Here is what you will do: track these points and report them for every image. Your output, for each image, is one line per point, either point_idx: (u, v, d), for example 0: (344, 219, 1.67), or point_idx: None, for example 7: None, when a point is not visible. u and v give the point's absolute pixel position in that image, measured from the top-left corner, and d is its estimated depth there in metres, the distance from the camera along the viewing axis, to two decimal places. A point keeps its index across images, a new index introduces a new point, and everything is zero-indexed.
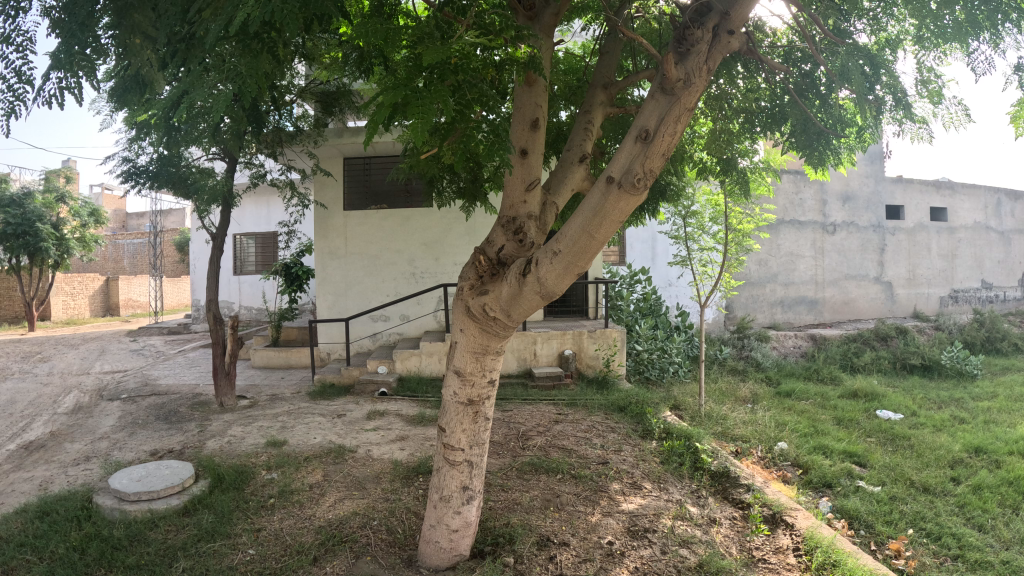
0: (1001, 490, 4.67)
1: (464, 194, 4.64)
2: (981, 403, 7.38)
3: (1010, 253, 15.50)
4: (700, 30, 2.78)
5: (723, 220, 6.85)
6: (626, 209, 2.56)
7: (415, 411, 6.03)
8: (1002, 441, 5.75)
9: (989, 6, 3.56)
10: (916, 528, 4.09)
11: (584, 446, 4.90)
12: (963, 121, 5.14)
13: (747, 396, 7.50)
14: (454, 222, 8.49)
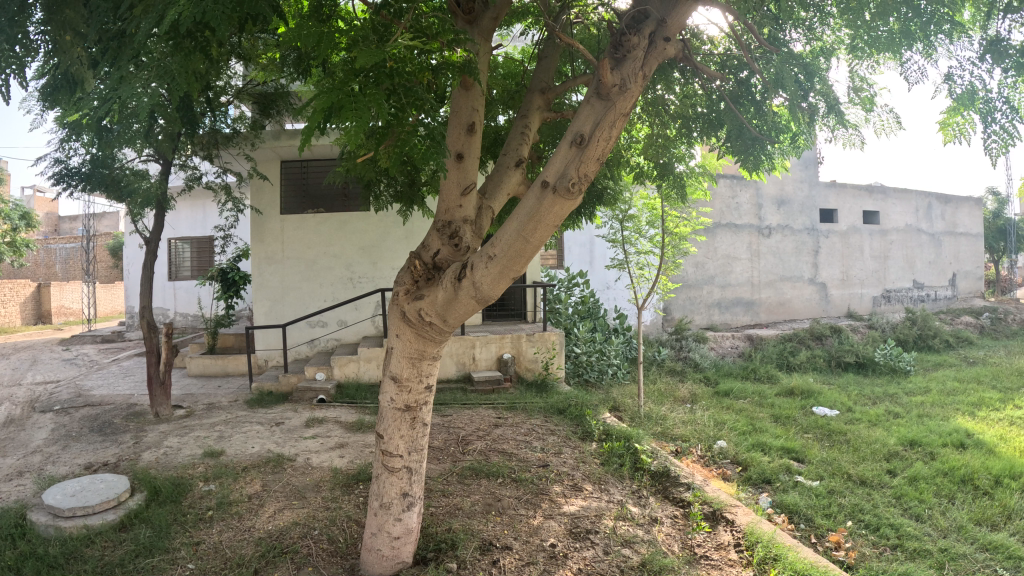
0: (935, 480, 4.85)
1: (402, 199, 4.60)
2: (913, 398, 7.67)
3: (940, 254, 16.18)
4: (636, 36, 2.81)
5: (660, 224, 6.93)
6: (561, 213, 2.58)
7: (355, 418, 5.94)
8: (933, 434, 5.97)
9: (922, 19, 3.64)
10: (855, 520, 4.22)
11: (524, 449, 4.90)
12: (895, 127, 5.34)
13: (685, 396, 7.63)
14: (392, 226, 8.45)
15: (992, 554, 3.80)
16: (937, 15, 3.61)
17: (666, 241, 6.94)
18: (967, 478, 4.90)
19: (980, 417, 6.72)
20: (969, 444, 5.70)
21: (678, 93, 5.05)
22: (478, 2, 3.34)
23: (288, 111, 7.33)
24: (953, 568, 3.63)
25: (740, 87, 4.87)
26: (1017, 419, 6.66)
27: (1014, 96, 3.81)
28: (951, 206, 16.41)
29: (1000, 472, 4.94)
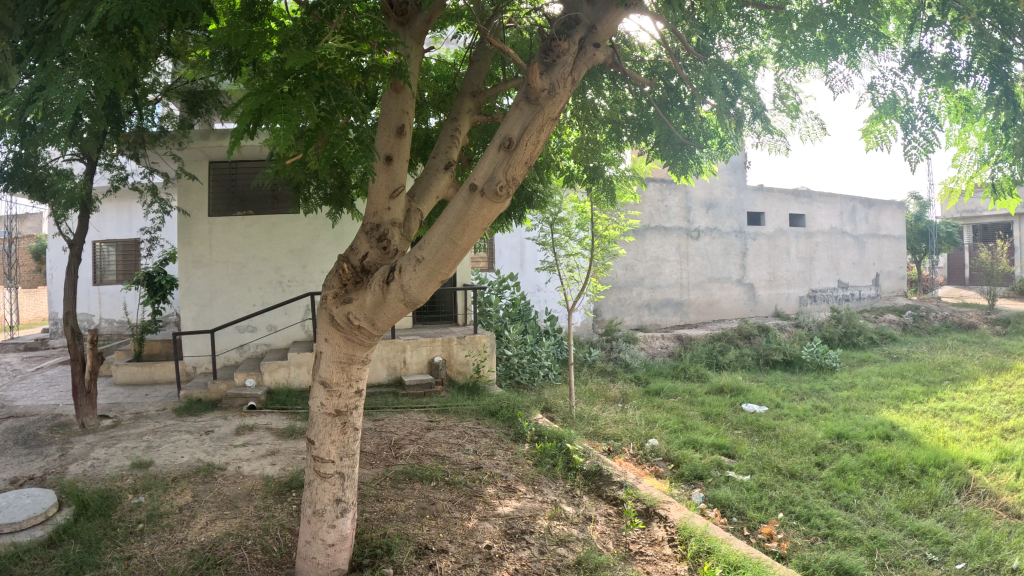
0: (862, 472, 5.04)
1: (331, 201, 4.53)
2: (839, 393, 7.96)
3: (864, 255, 16.84)
4: (567, 42, 2.88)
5: (589, 226, 7.02)
6: (489, 215, 2.61)
7: (286, 424, 5.83)
8: (861, 427, 6.20)
9: (849, 30, 3.80)
10: (786, 512, 4.35)
11: (457, 452, 4.89)
12: (818, 134, 5.56)
13: (617, 396, 7.75)
14: (321, 229, 8.34)
15: (920, 540, 3.98)
16: (861, 27, 3.79)
17: (595, 243, 7.04)
18: (894, 469, 5.11)
19: (905, 410, 7.01)
20: (893, 436, 5.95)
21: (608, 98, 5.19)
22: (411, 5, 3.33)
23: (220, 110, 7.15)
24: (883, 554, 3.78)
25: (668, 93, 4.96)
26: (938, 411, 6.98)
27: (933, 106, 4.01)
28: (875, 209, 17.12)
29: (925, 462, 5.16)
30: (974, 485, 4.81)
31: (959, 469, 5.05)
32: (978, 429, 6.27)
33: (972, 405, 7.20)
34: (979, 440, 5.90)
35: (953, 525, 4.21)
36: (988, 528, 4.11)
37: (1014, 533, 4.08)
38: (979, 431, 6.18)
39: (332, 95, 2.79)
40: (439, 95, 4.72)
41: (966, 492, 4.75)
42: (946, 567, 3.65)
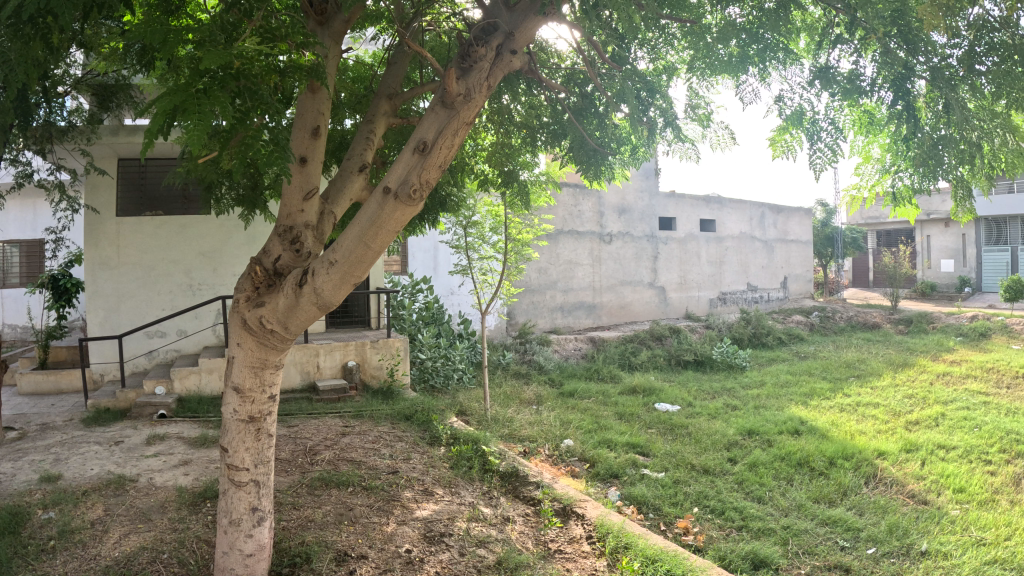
0: (772, 465, 5.23)
1: (243, 203, 4.47)
2: (749, 391, 8.25)
3: (772, 259, 17.64)
4: (484, 48, 3.00)
5: (503, 230, 7.07)
6: (403, 217, 2.68)
7: (200, 432, 5.67)
8: (771, 423, 6.44)
9: (761, 46, 3.97)
10: (700, 506, 4.48)
11: (373, 457, 4.85)
12: (727, 140, 6.01)
13: (531, 398, 7.81)
14: (233, 231, 8.21)
15: (832, 528, 4.16)
16: (771, 43, 3.98)
17: (509, 247, 7.08)
18: (803, 462, 5.32)
19: (813, 406, 7.33)
20: (802, 431, 6.21)
21: (523, 104, 5.26)
22: (331, 5, 3.39)
23: (133, 108, 6.83)
24: (797, 543, 3.93)
25: (583, 101, 5.15)
26: (844, 406, 7.31)
27: (840, 119, 4.17)
28: (783, 215, 17.97)
29: (833, 455, 5.41)
30: (879, 475, 5.07)
31: (865, 460, 5.33)
32: (882, 423, 6.61)
33: (877, 399, 7.60)
34: (884, 432, 6.22)
35: (862, 513, 4.41)
36: (895, 514, 4.34)
37: (921, 517, 4.32)
38: (883, 424, 6.51)
39: (247, 95, 2.77)
40: (355, 97, 4.74)
41: (873, 481, 4.99)
42: (858, 553, 3.83)
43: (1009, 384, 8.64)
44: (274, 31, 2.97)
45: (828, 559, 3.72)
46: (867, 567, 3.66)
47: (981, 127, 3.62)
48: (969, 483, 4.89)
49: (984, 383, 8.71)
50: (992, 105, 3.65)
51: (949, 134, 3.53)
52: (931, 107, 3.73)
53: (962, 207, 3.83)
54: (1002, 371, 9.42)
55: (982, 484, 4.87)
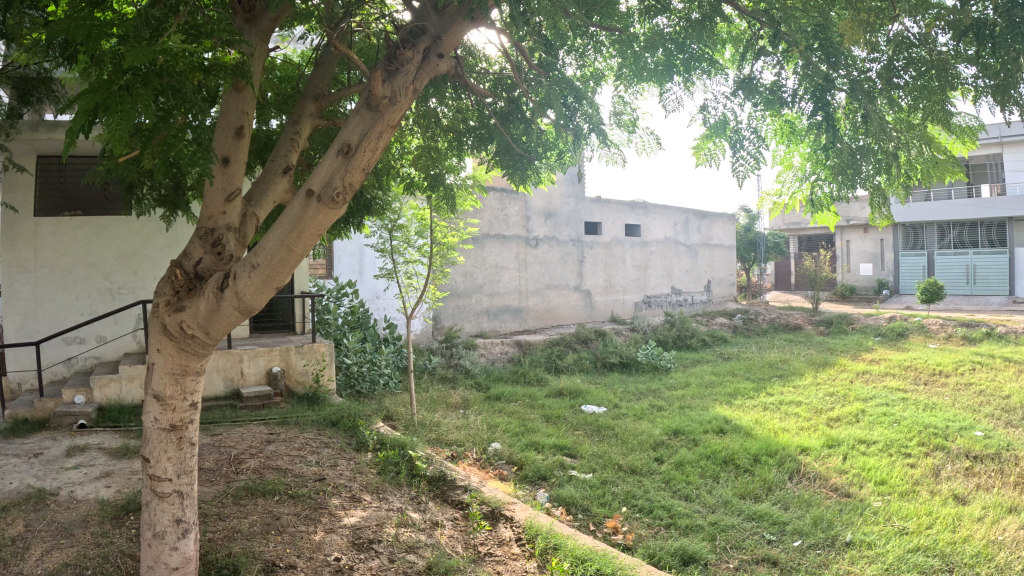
0: (698, 464, 5.36)
1: (166, 203, 4.55)
2: (674, 392, 8.44)
3: (696, 263, 18.18)
4: (411, 51, 3.06)
5: (428, 234, 7.07)
6: (325, 219, 2.80)
7: (122, 443, 5.48)
8: (696, 423, 6.61)
9: (685, 55, 4.19)
10: (629, 506, 4.56)
11: (299, 464, 4.79)
12: (653, 147, 6.20)
13: (458, 402, 7.81)
14: (154, 233, 8.00)
15: (758, 522, 4.29)
16: (696, 54, 4.19)
17: (434, 250, 7.09)
18: (728, 459, 5.47)
19: (737, 405, 7.56)
20: (727, 430, 6.39)
21: (449, 108, 5.48)
22: (259, 3, 3.42)
23: (55, 102, 6.54)
24: (725, 538, 4.04)
25: (510, 106, 5.32)
26: (768, 405, 7.57)
27: (761, 127, 4.30)
28: (706, 220, 18.54)
29: (756, 452, 5.60)
30: (802, 470, 5.27)
31: (789, 456, 5.53)
32: (805, 420, 6.86)
33: (799, 398, 7.89)
34: (807, 429, 6.46)
35: (787, 507, 4.58)
36: (820, 507, 4.51)
37: (844, 509, 4.50)
38: (806, 421, 6.76)
39: (171, 93, 2.76)
40: (283, 97, 4.88)
41: (797, 476, 5.18)
42: (784, 546, 3.96)
43: (924, 381, 9.11)
44: (201, 27, 2.90)
45: (756, 553, 3.84)
46: (793, 559, 3.79)
47: (902, 140, 3.79)
48: (889, 475, 5.12)
49: (901, 380, 9.13)
50: (910, 118, 3.81)
51: (867, 146, 3.74)
52: (851, 118, 3.88)
53: (880, 214, 4.00)
54: (916, 369, 9.91)
55: (902, 476, 5.11)
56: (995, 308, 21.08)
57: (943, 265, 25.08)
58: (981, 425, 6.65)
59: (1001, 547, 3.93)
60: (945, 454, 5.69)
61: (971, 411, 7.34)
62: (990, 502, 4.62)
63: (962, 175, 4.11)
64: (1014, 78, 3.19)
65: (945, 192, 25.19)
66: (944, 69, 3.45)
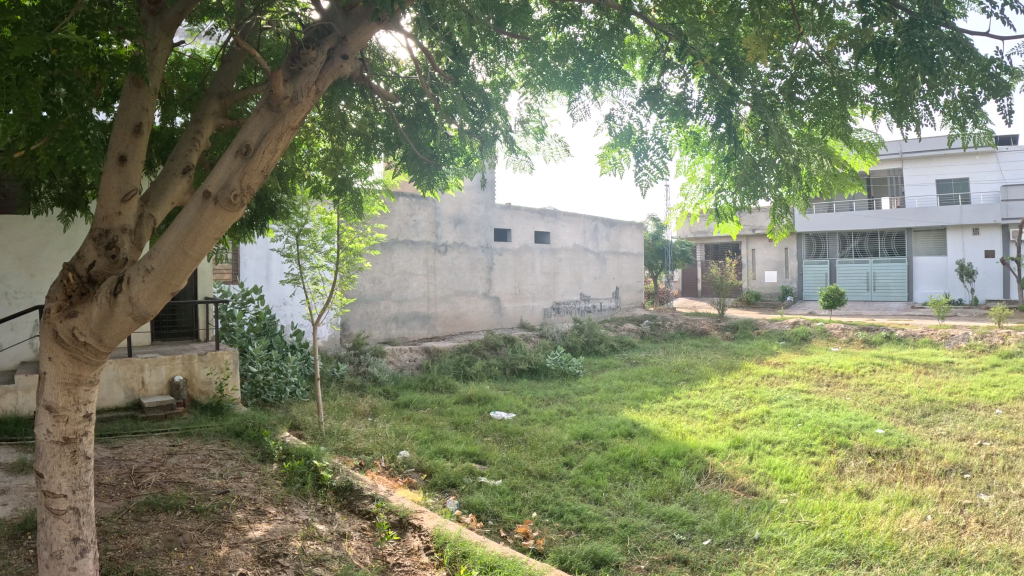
0: (607, 468, 5.46)
1: (64, 202, 4.40)
2: (583, 397, 8.57)
3: (605, 270, 18.59)
4: (315, 51, 3.07)
5: (335, 238, 6.93)
6: (222, 222, 2.81)
7: (15, 458, 5.13)
8: (604, 427, 6.75)
9: (595, 63, 4.43)
10: (539, 511, 4.61)
11: (202, 477, 4.63)
12: (561, 154, 6.45)
13: (366, 410, 7.71)
14: (52, 234, 7.59)
15: (668, 523, 4.42)
16: (605, 64, 4.44)
17: (341, 256, 7.00)
18: (636, 463, 5.60)
19: (643, 410, 7.75)
20: (635, 434, 6.56)
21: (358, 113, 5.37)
22: None
23: None
24: (636, 539, 4.14)
25: (418, 111, 5.34)
26: (674, 408, 7.80)
27: (665, 138, 4.50)
28: (615, 228, 18.97)
29: (664, 454, 5.76)
30: (710, 471, 5.45)
31: (697, 458, 5.71)
32: (712, 422, 7.10)
33: (706, 401, 8.16)
34: (713, 431, 6.69)
35: (695, 507, 4.73)
36: (728, 506, 4.68)
37: (751, 507, 4.69)
38: (713, 424, 7.00)
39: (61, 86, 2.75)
40: (187, 94, 4.89)
41: (705, 477, 5.36)
42: (694, 544, 4.09)
43: (827, 382, 9.60)
44: (97, 18, 2.82)
45: (667, 553, 3.95)
46: (703, 557, 3.92)
47: (802, 153, 4.04)
48: (795, 473, 5.36)
49: (805, 382, 9.59)
50: (812, 133, 4.03)
51: (768, 158, 3.88)
52: (755, 130, 3.98)
53: (780, 223, 4.25)
54: (820, 371, 10.45)
55: (808, 473, 5.36)
56: (892, 312, 22.49)
57: (845, 272, 26.59)
58: (881, 424, 7.05)
59: (903, 537, 4.18)
60: (848, 451, 6.01)
61: (873, 410, 7.79)
62: (893, 496, 4.89)
63: (861, 188, 4.32)
64: (908, 97, 3.42)
65: (847, 203, 26.68)
66: (843, 85, 3.66)
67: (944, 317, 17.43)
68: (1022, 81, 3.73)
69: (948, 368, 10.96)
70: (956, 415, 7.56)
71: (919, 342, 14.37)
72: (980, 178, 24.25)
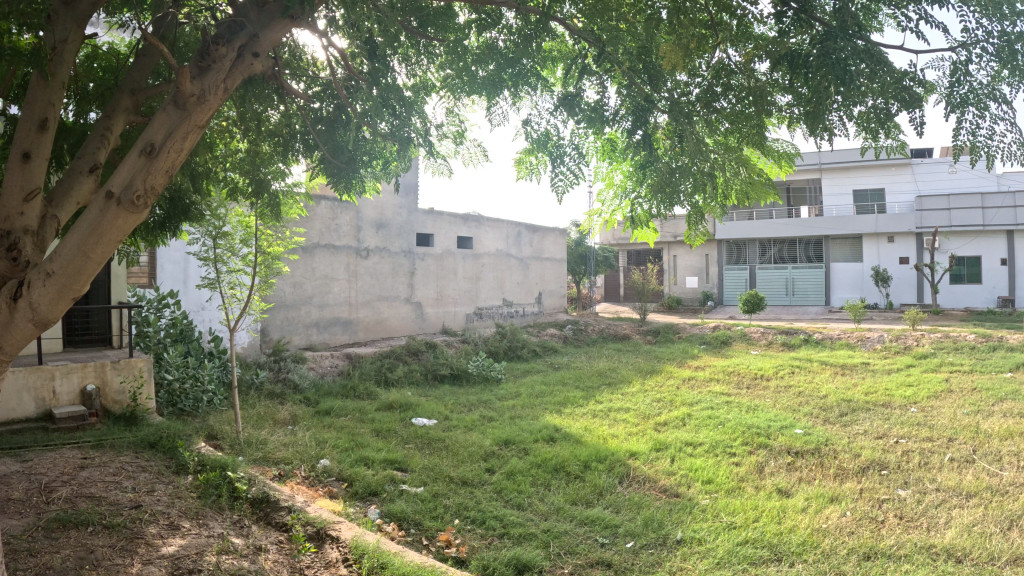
0: (529, 473, 5.49)
1: None
2: (505, 403, 8.59)
3: (529, 275, 18.74)
4: (224, 48, 3.30)
5: (253, 242, 6.74)
6: (125, 223, 2.88)
7: None
8: (526, 433, 6.78)
9: (514, 70, 4.49)
10: (460, 518, 4.58)
11: (114, 491, 4.40)
12: (481, 159, 6.60)
13: (286, 418, 7.51)
14: None
15: (591, 527, 4.46)
16: (525, 70, 4.49)
17: (259, 259, 6.77)
18: (558, 467, 5.65)
19: (565, 414, 7.82)
20: (556, 438, 6.62)
21: (280, 112, 5.37)
22: None
23: None
24: (558, 545, 4.16)
25: (337, 113, 5.24)
26: (596, 413, 7.90)
27: (582, 144, 4.67)
28: (538, 234, 19.17)
29: (585, 459, 5.83)
30: (631, 474, 5.55)
31: (619, 462, 5.79)
32: (634, 426, 7.23)
33: (627, 404, 8.31)
34: (634, 435, 6.81)
35: (617, 510, 4.80)
36: (650, 509, 4.76)
37: (673, 509, 4.78)
38: (635, 427, 7.13)
39: None
40: (103, 89, 4.83)
41: (627, 480, 5.45)
42: (617, 547, 4.15)
43: (747, 385, 9.93)
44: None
45: (590, 557, 3.99)
46: (626, 560, 3.97)
47: (719, 161, 4.22)
48: (716, 474, 5.52)
49: (726, 385, 9.88)
50: (728, 142, 4.21)
51: (684, 165, 4.00)
52: (669, 141, 4.19)
53: (696, 230, 4.40)
54: (740, 373, 10.80)
55: (728, 474, 5.52)
56: (811, 316, 23.44)
57: (765, 279, 27.76)
58: (800, 424, 7.32)
59: (824, 534, 4.35)
60: (769, 451, 6.23)
61: (790, 410, 8.09)
62: (813, 494, 5.09)
63: (775, 196, 4.46)
64: (822, 106, 3.56)
65: (767, 212, 27.91)
66: (760, 95, 3.80)
67: (860, 321, 18.31)
68: (932, 95, 3.91)
69: (863, 370, 11.50)
70: (872, 414, 7.95)
71: (836, 344, 15.07)
72: (894, 189, 25.61)
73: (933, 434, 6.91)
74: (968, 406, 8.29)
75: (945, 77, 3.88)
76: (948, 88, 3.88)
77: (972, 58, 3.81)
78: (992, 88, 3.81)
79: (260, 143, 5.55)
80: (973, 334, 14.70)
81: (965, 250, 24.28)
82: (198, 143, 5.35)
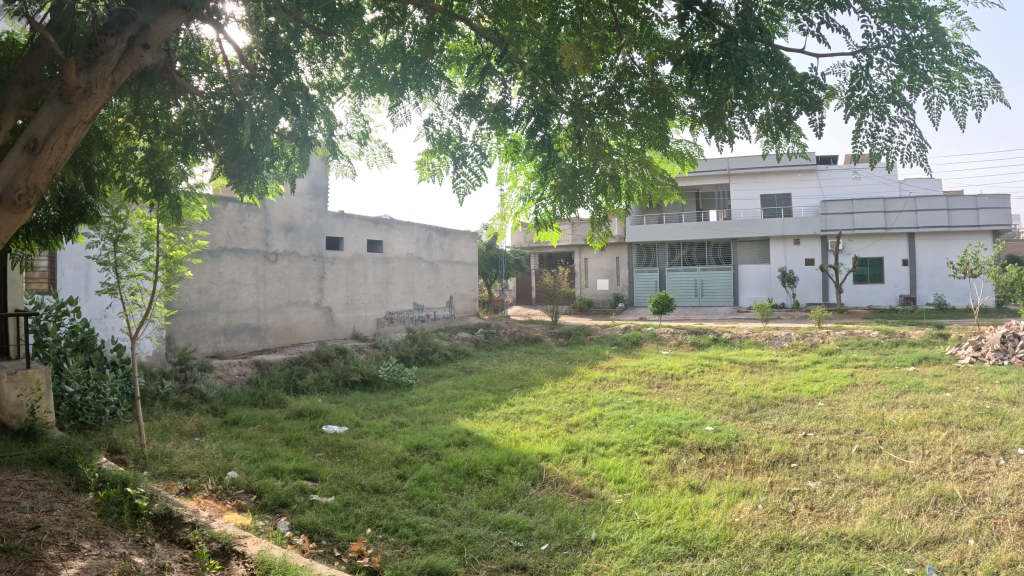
0: (441, 478, 5.47)
1: None
2: (416, 408, 8.51)
3: (439, 279, 18.66)
4: (112, 40, 3.44)
5: (155, 246, 6.38)
6: (8, 223, 3.21)
7: None
8: (438, 437, 6.74)
9: (421, 73, 4.53)
10: (372, 527, 4.50)
11: (8, 512, 4.09)
12: (385, 161, 6.56)
13: (192, 430, 7.18)
14: None
15: (504, 531, 4.48)
16: (429, 72, 4.55)
17: (159, 264, 6.44)
18: (469, 472, 5.65)
19: (478, 418, 7.83)
20: (468, 442, 6.62)
21: (182, 110, 5.19)
22: None
23: None
24: (472, 550, 4.15)
25: (237, 111, 5.05)
26: (509, 415, 7.94)
27: (484, 146, 4.72)
28: (449, 237, 19.13)
29: (497, 462, 5.85)
30: (545, 476, 5.61)
31: (530, 464, 5.85)
32: (546, 428, 7.31)
33: (540, 407, 8.39)
34: (546, 436, 6.90)
35: (531, 512, 4.84)
36: (564, 510, 4.83)
37: (587, 509, 4.86)
38: (547, 429, 7.22)
39: None
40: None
41: (540, 482, 5.50)
42: (533, 550, 4.18)
43: (657, 384, 10.21)
44: None
45: (504, 561, 4.00)
46: (542, 562, 4.01)
47: (620, 162, 4.29)
48: (628, 473, 5.65)
49: (638, 384, 10.16)
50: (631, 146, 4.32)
51: (587, 168, 4.07)
52: (568, 145, 4.37)
53: (599, 231, 4.54)
54: (652, 373, 11.11)
55: (640, 472, 5.66)
56: (719, 316, 24.40)
57: (674, 280, 28.78)
58: (709, 421, 7.59)
59: (736, 527, 4.53)
60: (680, 449, 6.42)
61: (699, 408, 8.39)
62: (725, 489, 5.29)
63: (677, 195, 4.63)
64: (722, 108, 3.71)
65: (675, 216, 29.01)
66: (663, 98, 3.90)
67: (768, 320, 19.19)
68: (832, 99, 4.13)
69: (772, 367, 12.05)
70: (780, 409, 8.33)
71: (745, 343, 15.72)
72: (799, 194, 27.07)
73: (840, 427, 7.31)
74: (871, 399, 8.80)
75: (846, 82, 4.11)
76: (849, 92, 4.12)
77: (873, 63, 4.05)
78: (892, 93, 4.05)
79: (159, 142, 5.27)
80: (875, 331, 15.62)
81: (869, 252, 25.83)
82: (93, 140, 5.05)
